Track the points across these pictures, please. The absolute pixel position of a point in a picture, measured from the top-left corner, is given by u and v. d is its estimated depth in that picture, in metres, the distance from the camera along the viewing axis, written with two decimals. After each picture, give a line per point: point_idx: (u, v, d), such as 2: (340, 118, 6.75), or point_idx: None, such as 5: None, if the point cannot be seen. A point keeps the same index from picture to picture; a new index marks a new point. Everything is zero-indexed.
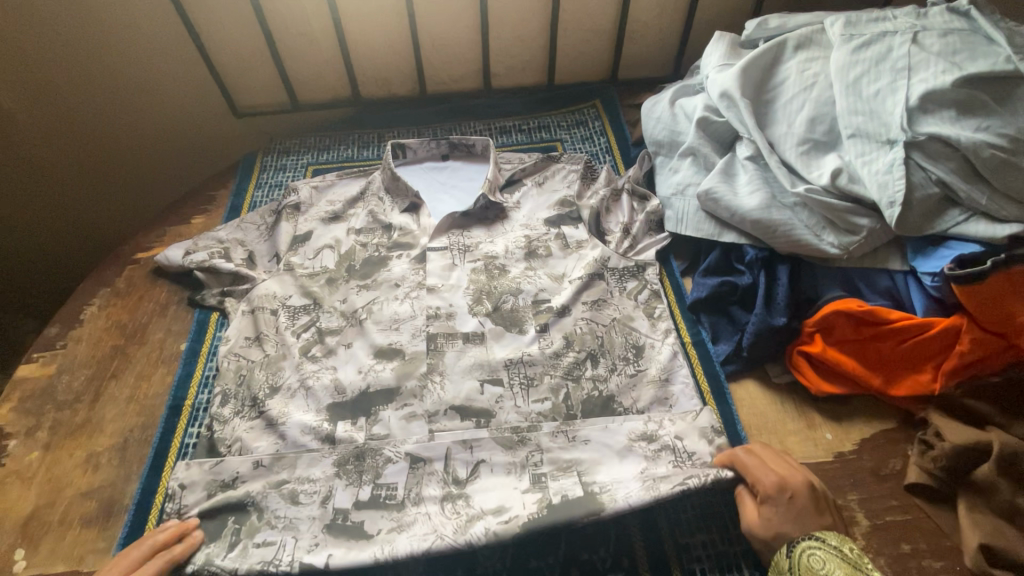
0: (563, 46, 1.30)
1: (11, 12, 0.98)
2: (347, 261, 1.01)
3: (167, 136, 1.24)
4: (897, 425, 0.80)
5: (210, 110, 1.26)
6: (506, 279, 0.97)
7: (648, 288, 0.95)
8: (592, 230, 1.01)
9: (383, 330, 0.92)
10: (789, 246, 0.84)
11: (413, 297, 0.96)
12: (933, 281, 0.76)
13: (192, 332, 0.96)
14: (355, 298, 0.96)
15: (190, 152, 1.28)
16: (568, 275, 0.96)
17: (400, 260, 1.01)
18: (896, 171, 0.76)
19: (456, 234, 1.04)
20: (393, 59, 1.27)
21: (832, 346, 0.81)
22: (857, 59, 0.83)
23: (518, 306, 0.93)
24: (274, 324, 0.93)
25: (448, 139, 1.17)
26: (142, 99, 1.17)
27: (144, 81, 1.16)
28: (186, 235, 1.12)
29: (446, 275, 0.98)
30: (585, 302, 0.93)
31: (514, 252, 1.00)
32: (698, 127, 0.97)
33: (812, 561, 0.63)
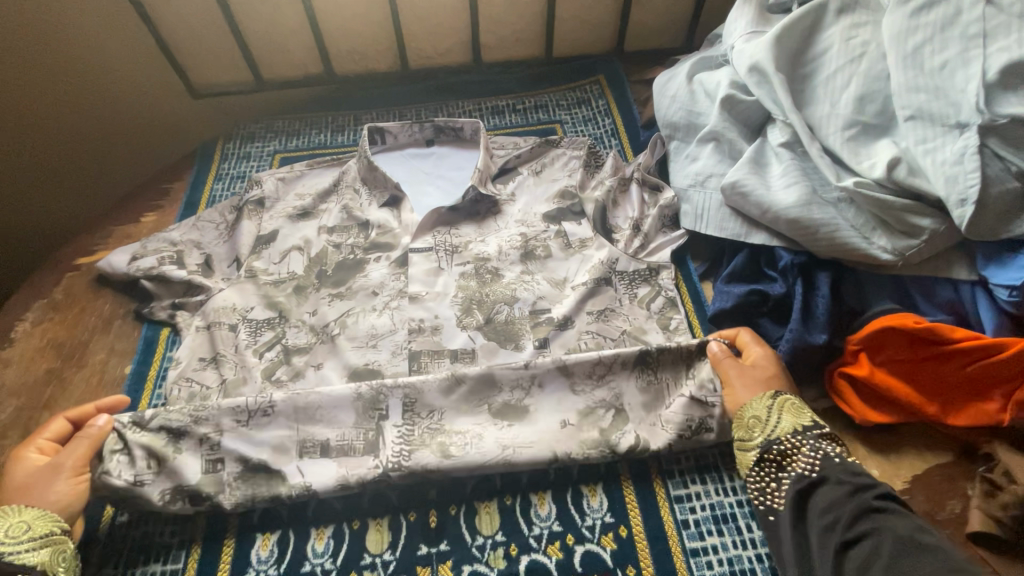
0: (562, 13, 1.14)
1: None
2: (317, 266, 0.87)
3: (122, 128, 1.09)
4: (955, 460, 0.69)
5: (157, 89, 1.10)
6: (499, 285, 0.84)
7: (663, 294, 0.82)
8: (597, 228, 0.87)
9: (358, 347, 0.79)
10: (832, 250, 0.72)
11: (393, 308, 0.82)
12: (1009, 295, 0.64)
13: (139, 352, 0.84)
14: (326, 310, 0.83)
15: (140, 146, 1.12)
16: (570, 280, 0.84)
17: (379, 263, 0.87)
18: (968, 162, 0.63)
19: (442, 233, 0.90)
20: (370, 29, 1.11)
21: (880, 367, 0.69)
22: (919, 23, 0.69)
23: (514, 316, 0.81)
24: (233, 342, 0.80)
25: (433, 121, 1.02)
26: (75, 73, 1.00)
27: (78, 51, 0.99)
28: (135, 236, 0.99)
29: (431, 281, 0.84)
30: (589, 313, 0.80)
31: (508, 253, 0.87)
32: (722, 107, 0.83)
33: (791, 406, 0.63)
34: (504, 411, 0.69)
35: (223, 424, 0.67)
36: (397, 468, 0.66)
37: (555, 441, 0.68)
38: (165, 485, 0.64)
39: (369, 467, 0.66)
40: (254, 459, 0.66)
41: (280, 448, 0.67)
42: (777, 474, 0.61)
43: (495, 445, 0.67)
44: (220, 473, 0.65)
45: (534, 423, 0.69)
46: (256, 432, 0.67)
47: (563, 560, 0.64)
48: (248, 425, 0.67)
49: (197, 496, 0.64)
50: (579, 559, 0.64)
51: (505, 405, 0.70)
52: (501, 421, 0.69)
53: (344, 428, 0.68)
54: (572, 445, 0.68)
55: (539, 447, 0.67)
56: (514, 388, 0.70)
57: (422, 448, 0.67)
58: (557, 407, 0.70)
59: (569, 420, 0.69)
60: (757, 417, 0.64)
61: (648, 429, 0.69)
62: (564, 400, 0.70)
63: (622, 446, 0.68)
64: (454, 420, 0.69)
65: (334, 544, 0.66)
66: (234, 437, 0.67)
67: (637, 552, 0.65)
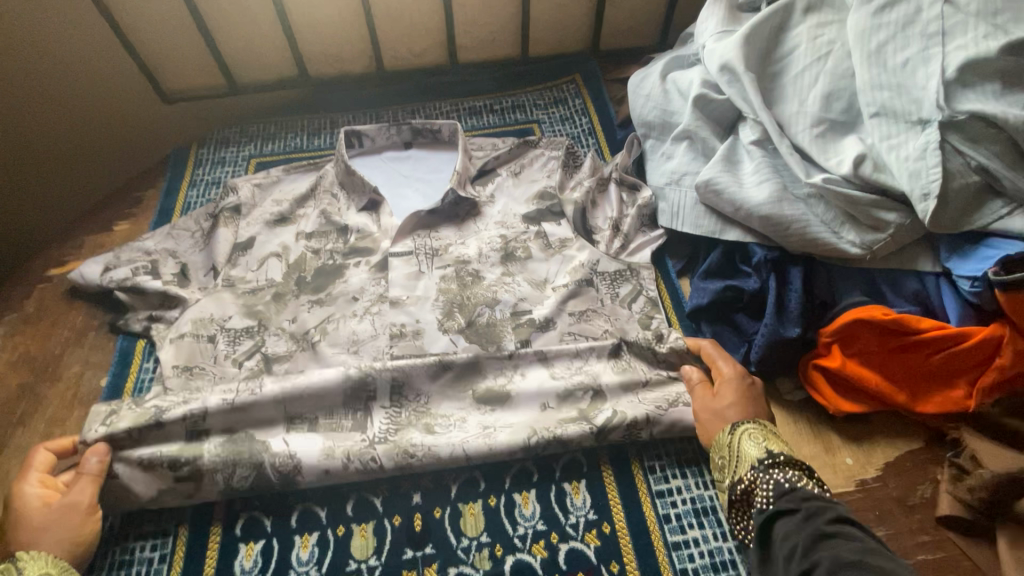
0: (537, 12, 1.14)
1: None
2: (296, 273, 0.85)
3: (105, 132, 1.08)
4: (924, 446, 0.71)
5: (125, 92, 1.07)
6: (480, 288, 0.83)
7: (644, 293, 0.83)
8: (577, 228, 0.87)
9: (339, 354, 0.78)
10: (803, 245, 0.74)
11: (375, 313, 0.81)
12: (972, 286, 0.66)
13: (114, 365, 0.83)
14: (307, 317, 0.81)
15: (115, 149, 1.10)
16: (551, 280, 0.83)
17: (358, 268, 0.85)
18: (930, 158, 0.65)
19: (421, 236, 0.89)
20: (343, 30, 1.10)
21: (852, 358, 0.71)
22: (881, 22, 0.71)
23: (496, 318, 0.80)
24: (212, 352, 0.78)
25: (410, 124, 1.01)
26: (43, 71, 0.97)
27: (39, 46, 0.95)
28: (108, 245, 0.98)
29: (412, 284, 0.83)
30: (571, 314, 0.80)
31: (489, 255, 0.86)
32: (695, 106, 0.85)
33: (750, 437, 0.63)
34: (487, 396, 0.72)
35: (212, 400, 0.68)
36: (383, 441, 0.68)
37: (533, 421, 0.70)
38: (145, 451, 0.66)
39: (358, 440, 0.69)
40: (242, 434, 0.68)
41: (270, 422, 0.69)
42: (748, 510, 0.61)
43: (477, 424, 0.70)
44: (204, 443, 0.67)
45: (515, 408, 0.72)
46: (244, 409, 0.69)
47: (547, 559, 0.65)
48: (235, 402, 0.68)
49: (176, 463, 0.66)
50: (563, 556, 0.65)
51: (488, 390, 0.73)
52: (485, 406, 0.72)
53: (336, 409, 0.71)
54: (550, 422, 0.70)
55: (518, 426, 0.70)
56: (498, 374, 0.74)
57: (408, 427, 0.70)
58: (537, 392, 0.72)
59: (549, 403, 0.72)
60: (723, 454, 0.65)
61: (626, 405, 0.71)
62: (543, 386, 0.73)
63: (600, 419, 0.70)
64: (440, 405, 0.72)
65: (318, 551, 0.66)
66: (219, 415, 0.68)
67: (619, 546, 0.66)
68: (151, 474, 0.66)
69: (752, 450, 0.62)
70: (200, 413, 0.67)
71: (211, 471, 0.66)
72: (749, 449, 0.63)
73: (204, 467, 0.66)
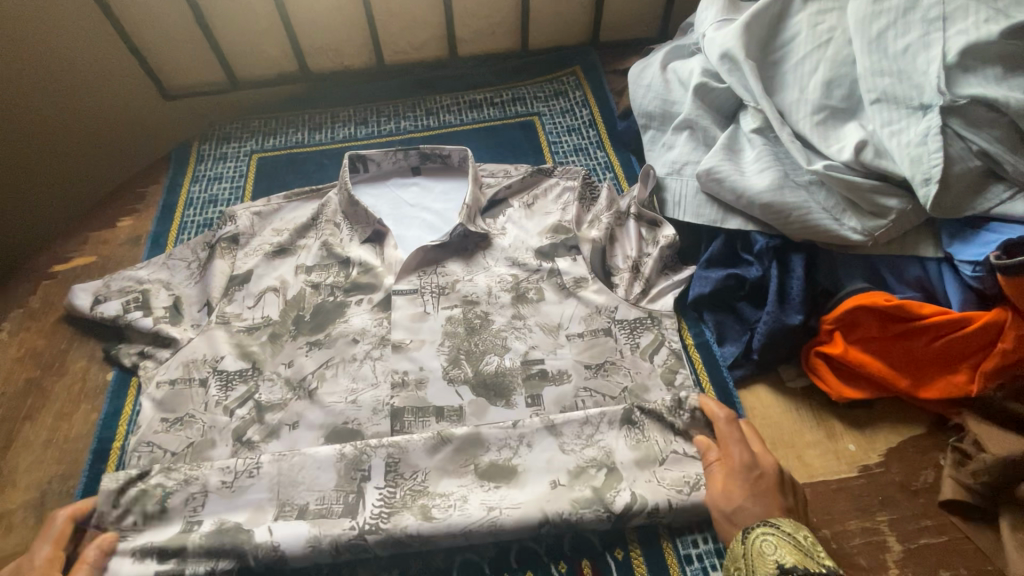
0: (536, 6, 1.14)
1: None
2: (295, 310, 0.84)
3: (107, 134, 1.08)
4: (927, 431, 0.71)
5: (120, 89, 1.07)
6: (488, 333, 0.80)
7: (666, 344, 0.78)
8: (595, 269, 0.83)
9: (338, 403, 0.76)
10: (804, 233, 0.74)
11: (376, 357, 0.79)
12: (974, 270, 0.66)
13: (108, 400, 0.80)
14: (304, 361, 0.79)
15: (116, 152, 1.10)
16: (565, 326, 0.80)
17: (360, 307, 0.83)
18: (931, 142, 0.65)
19: (427, 273, 0.85)
20: (342, 26, 1.10)
21: (854, 345, 0.71)
22: (882, 8, 0.70)
23: (505, 367, 0.77)
24: (203, 399, 0.76)
25: (419, 149, 0.98)
26: (50, 74, 0.97)
27: (33, 37, 0.94)
28: (112, 241, 0.98)
29: (417, 327, 0.80)
30: (587, 366, 0.77)
31: (498, 295, 0.83)
32: (696, 95, 0.85)
33: (764, 546, 0.58)
34: (491, 472, 0.68)
35: (209, 483, 0.67)
36: (374, 531, 0.64)
37: (545, 502, 0.66)
38: (140, 540, 0.64)
39: (346, 527, 0.64)
40: (232, 522, 0.65)
41: (259, 509, 0.66)
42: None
43: (479, 506, 0.66)
44: (194, 531, 0.64)
45: (522, 486, 0.67)
46: (239, 494, 0.67)
47: (551, 543, 0.68)
48: (233, 486, 0.67)
49: (164, 552, 0.63)
50: (569, 543, 0.68)
51: (492, 466, 0.69)
52: (487, 483, 0.68)
53: (325, 491, 0.67)
54: (563, 504, 0.65)
55: (526, 509, 0.65)
56: (502, 448, 0.70)
57: (403, 510, 0.65)
58: (547, 468, 0.68)
59: (559, 480, 0.67)
60: (738, 567, 0.60)
61: (645, 486, 0.66)
62: (553, 461, 0.69)
63: (617, 505, 0.65)
64: (439, 482, 0.68)
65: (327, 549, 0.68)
66: (217, 499, 0.66)
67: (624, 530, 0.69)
68: (138, 566, 0.62)
69: (767, 562, 0.57)
70: (200, 498, 0.66)
71: (194, 566, 0.63)
72: (764, 559, 0.57)
73: (189, 561, 0.63)
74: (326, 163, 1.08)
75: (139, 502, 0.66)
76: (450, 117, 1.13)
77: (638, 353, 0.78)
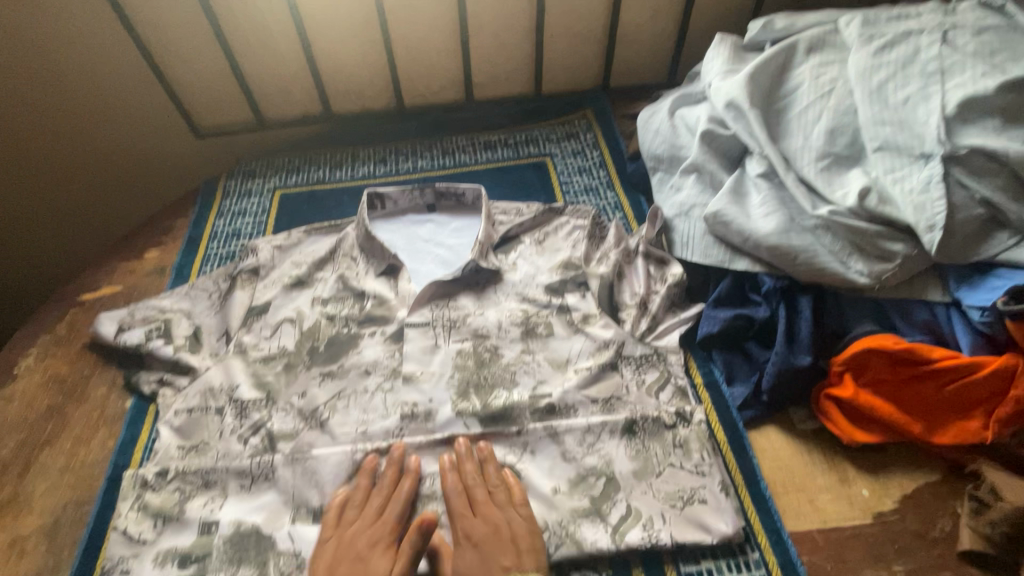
0: (550, 53, 1.20)
1: (59, 38, 0.99)
2: (309, 340, 0.85)
3: (153, 164, 1.18)
4: (943, 478, 0.70)
5: (151, 122, 1.13)
6: (498, 366, 0.81)
7: (672, 382, 0.79)
8: (602, 304, 0.85)
9: (348, 433, 0.77)
10: (811, 275, 0.75)
11: (387, 389, 0.80)
12: (982, 316, 0.66)
13: (125, 427, 0.82)
14: (316, 392, 0.80)
15: (163, 180, 1.20)
16: (573, 361, 0.81)
17: (373, 338, 0.85)
18: (934, 190, 0.66)
19: (439, 306, 0.87)
20: (365, 71, 1.16)
21: (864, 387, 0.71)
22: (881, 62, 0.74)
23: (513, 401, 0.78)
24: (218, 427, 0.78)
25: (434, 187, 1.02)
26: (104, 109, 1.08)
27: (76, 83, 1.04)
28: (138, 271, 1.02)
29: (427, 359, 0.82)
30: (593, 400, 0.78)
31: (508, 329, 0.84)
32: (702, 141, 0.88)
33: None
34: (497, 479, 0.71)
35: (228, 487, 0.71)
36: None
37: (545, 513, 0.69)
38: (164, 544, 0.68)
39: None
40: (249, 523, 0.69)
41: (276, 511, 0.70)
42: None
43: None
44: (214, 535, 0.68)
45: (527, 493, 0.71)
46: (256, 497, 0.71)
47: None
48: (252, 488, 0.72)
49: (187, 557, 0.67)
50: None
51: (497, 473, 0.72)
52: None
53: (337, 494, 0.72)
54: (564, 515, 0.69)
55: None
56: (507, 453, 0.74)
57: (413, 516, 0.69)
58: (547, 475, 0.72)
59: (560, 487, 0.71)
60: None
61: (640, 500, 0.69)
62: (555, 467, 0.72)
63: (613, 517, 0.68)
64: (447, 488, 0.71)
65: None
66: (236, 500, 0.71)
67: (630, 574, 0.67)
68: (159, 570, 0.66)
69: None
70: (219, 501, 0.71)
71: (216, 572, 0.66)
72: None
73: (210, 568, 0.66)
74: (345, 199, 1.12)
75: (161, 514, 0.70)
76: (465, 157, 1.18)
77: (646, 391, 0.78)
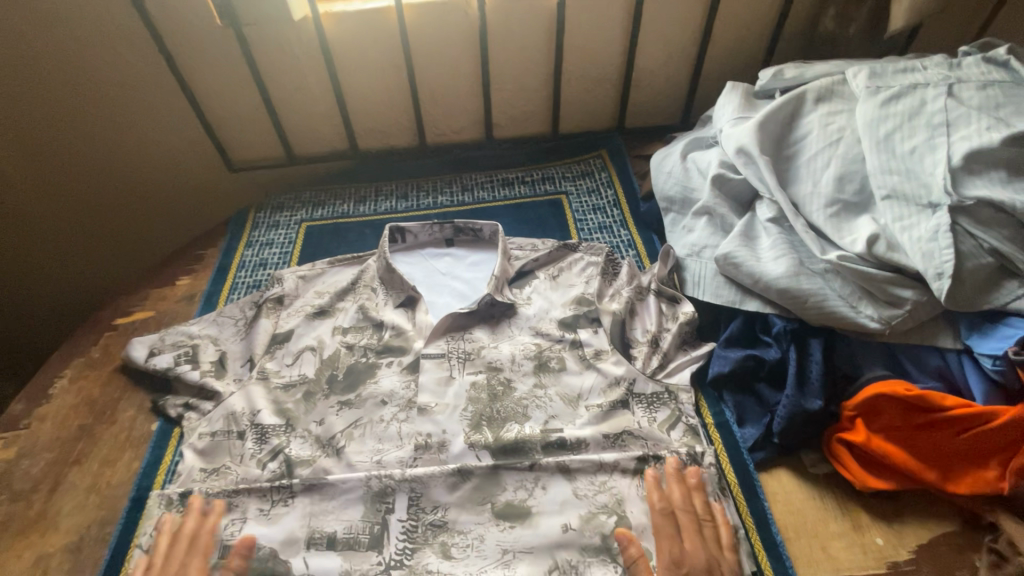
0: (567, 96, 1.25)
1: (106, 82, 1.06)
2: (329, 369, 0.88)
3: (192, 192, 1.25)
4: (959, 529, 0.69)
5: (190, 155, 1.20)
6: (510, 399, 0.83)
7: (683, 421, 0.80)
8: (614, 341, 0.86)
9: (363, 462, 0.79)
10: (821, 319, 0.76)
11: (402, 419, 0.82)
12: (994, 364, 0.67)
13: (150, 449, 0.85)
14: (334, 420, 0.83)
15: (202, 206, 1.28)
16: (585, 397, 0.82)
17: (390, 368, 0.88)
18: (942, 239, 0.68)
19: (454, 338, 0.90)
20: (391, 113, 1.23)
21: (877, 433, 0.71)
22: (888, 113, 0.76)
23: (525, 434, 0.79)
24: (239, 451, 0.80)
25: (453, 223, 1.06)
26: (147, 144, 1.15)
27: (121, 121, 1.11)
28: (170, 297, 1.07)
29: (441, 391, 0.84)
30: (605, 436, 0.78)
31: (521, 363, 0.86)
32: (713, 184, 0.90)
33: None
34: (507, 512, 0.73)
35: (248, 510, 0.74)
36: (398, 566, 0.70)
37: (555, 548, 0.70)
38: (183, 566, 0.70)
39: (373, 563, 0.70)
40: (266, 548, 0.71)
41: (291, 538, 0.72)
42: None
43: (496, 547, 0.70)
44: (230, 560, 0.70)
45: (536, 528, 0.71)
46: (274, 523, 0.73)
47: None
48: (270, 514, 0.74)
49: None
50: None
51: (508, 507, 0.73)
52: (504, 523, 0.72)
53: (352, 521, 0.73)
54: (574, 554, 0.69)
55: (539, 555, 0.69)
56: (519, 488, 0.74)
57: (424, 547, 0.71)
58: (560, 511, 0.72)
59: (572, 524, 0.71)
60: None
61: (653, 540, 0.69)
62: (566, 504, 0.73)
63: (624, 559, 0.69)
64: (458, 519, 0.73)
65: None
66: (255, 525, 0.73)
67: None
68: None
69: None
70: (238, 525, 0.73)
71: None
72: None
73: None
74: (367, 232, 1.17)
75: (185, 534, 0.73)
76: (484, 193, 1.22)
77: (657, 430, 0.79)
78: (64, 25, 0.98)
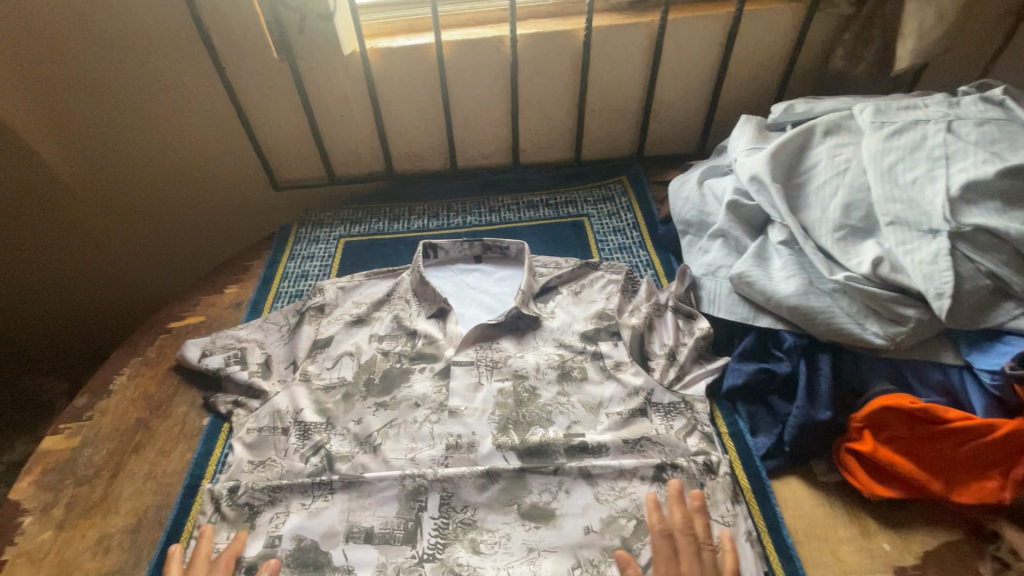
0: (590, 125, 1.33)
1: (167, 108, 1.17)
2: (366, 373, 0.95)
3: (240, 204, 1.36)
4: (963, 537, 0.72)
5: (239, 172, 1.30)
6: (535, 405, 0.88)
7: (699, 429, 0.85)
8: (633, 353, 0.92)
9: (398, 459, 0.84)
10: (829, 334, 0.81)
11: (434, 421, 0.88)
12: (992, 379, 0.72)
13: (201, 442, 0.92)
14: (371, 419, 0.89)
15: (249, 217, 1.39)
16: (605, 405, 0.88)
17: (423, 374, 0.94)
18: (942, 262, 0.73)
19: (482, 347, 0.96)
20: (425, 139, 1.32)
21: (884, 444, 0.75)
22: (891, 146, 0.83)
23: (549, 438, 0.84)
24: (284, 446, 0.87)
25: (482, 241, 1.13)
26: (201, 161, 1.26)
27: (179, 142, 1.22)
28: (218, 304, 1.15)
29: (471, 395, 0.90)
30: (624, 442, 0.83)
31: (546, 371, 0.92)
32: (728, 209, 0.97)
33: None
34: (532, 513, 0.78)
35: (292, 504, 0.80)
36: (431, 559, 0.75)
37: (578, 548, 0.74)
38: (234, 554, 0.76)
39: (407, 556, 0.75)
40: (309, 541, 0.77)
41: (331, 531, 0.78)
42: None
43: (521, 545, 0.75)
44: (277, 548, 0.76)
45: (560, 529, 0.76)
46: (315, 516, 0.79)
47: None
48: (312, 507, 0.80)
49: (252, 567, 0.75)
50: None
51: (532, 508, 0.78)
52: (529, 523, 0.77)
53: (388, 517, 0.79)
54: (595, 553, 0.74)
55: (562, 553, 0.74)
56: (543, 492, 0.79)
57: (455, 542, 0.76)
58: (581, 514, 0.77)
59: (592, 527, 0.76)
60: None
61: None
62: (588, 507, 0.78)
63: (642, 558, 0.73)
64: (486, 518, 0.78)
65: None
66: (298, 518, 0.79)
67: None
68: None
69: None
70: (282, 517, 0.79)
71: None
72: None
73: None
74: (401, 248, 1.25)
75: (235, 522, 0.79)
76: (510, 214, 1.30)
77: (674, 438, 0.83)
78: (117, 52, 1.08)
